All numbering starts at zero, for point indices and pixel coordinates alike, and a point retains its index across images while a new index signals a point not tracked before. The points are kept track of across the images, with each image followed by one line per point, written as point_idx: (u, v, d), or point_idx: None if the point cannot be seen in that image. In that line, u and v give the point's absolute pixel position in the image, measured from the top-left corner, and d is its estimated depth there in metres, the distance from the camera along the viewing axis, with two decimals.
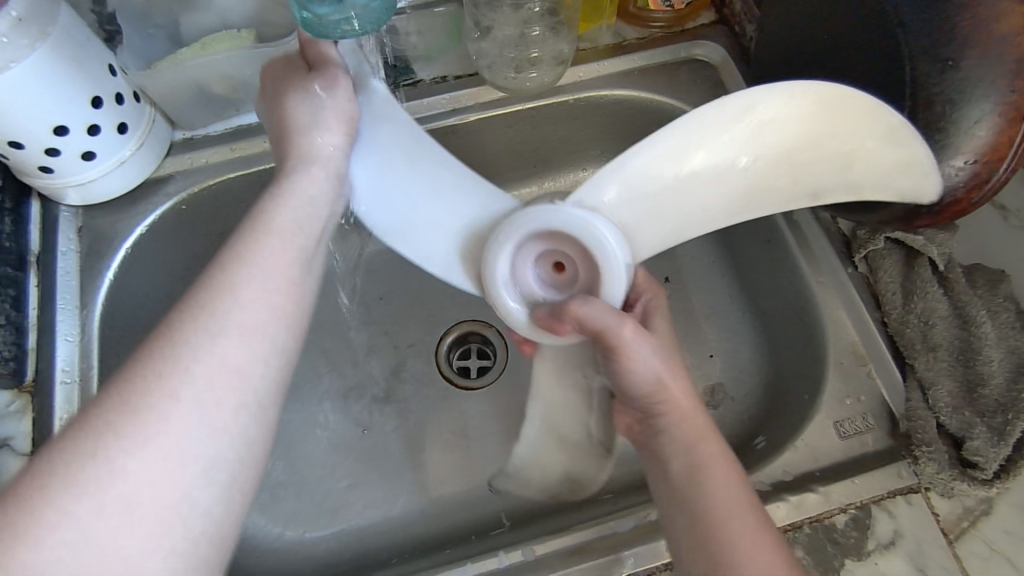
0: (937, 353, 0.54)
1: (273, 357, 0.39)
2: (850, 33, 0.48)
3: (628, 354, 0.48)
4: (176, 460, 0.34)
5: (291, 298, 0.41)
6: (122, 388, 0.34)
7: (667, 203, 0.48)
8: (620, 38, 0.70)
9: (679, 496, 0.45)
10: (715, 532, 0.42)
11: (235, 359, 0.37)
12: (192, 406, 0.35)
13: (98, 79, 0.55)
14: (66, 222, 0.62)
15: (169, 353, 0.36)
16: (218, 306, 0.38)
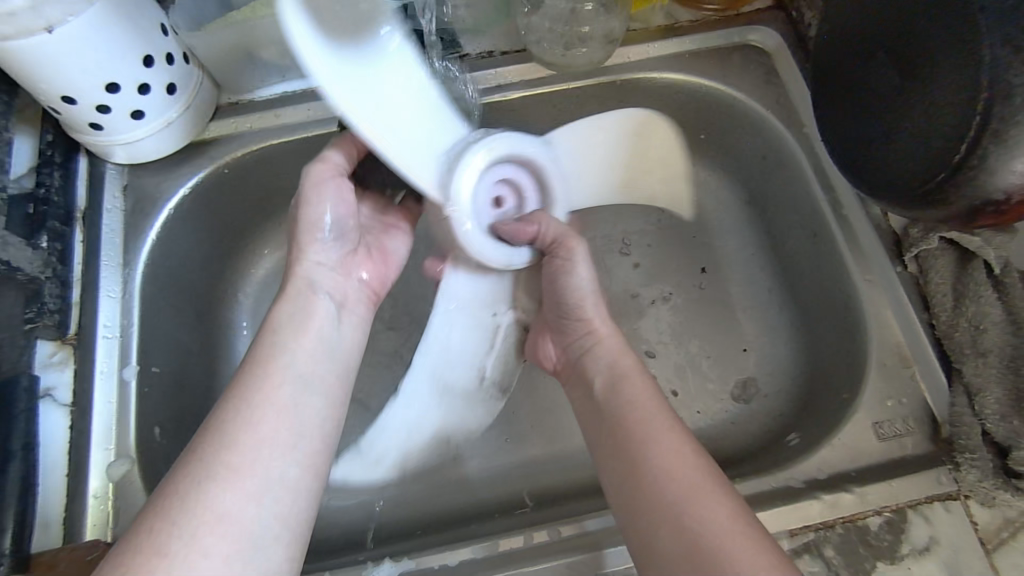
0: (986, 359, 0.52)
1: (297, 481, 0.42)
2: (922, 21, 0.46)
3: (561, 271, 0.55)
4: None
5: (302, 441, 0.43)
6: (141, 539, 0.37)
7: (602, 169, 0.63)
8: (673, 19, 0.68)
9: (614, 424, 0.47)
10: (636, 446, 0.44)
11: (252, 500, 0.40)
12: (214, 548, 0.37)
13: (152, 39, 0.55)
14: (113, 179, 0.63)
15: (185, 506, 0.38)
16: (227, 455, 0.40)
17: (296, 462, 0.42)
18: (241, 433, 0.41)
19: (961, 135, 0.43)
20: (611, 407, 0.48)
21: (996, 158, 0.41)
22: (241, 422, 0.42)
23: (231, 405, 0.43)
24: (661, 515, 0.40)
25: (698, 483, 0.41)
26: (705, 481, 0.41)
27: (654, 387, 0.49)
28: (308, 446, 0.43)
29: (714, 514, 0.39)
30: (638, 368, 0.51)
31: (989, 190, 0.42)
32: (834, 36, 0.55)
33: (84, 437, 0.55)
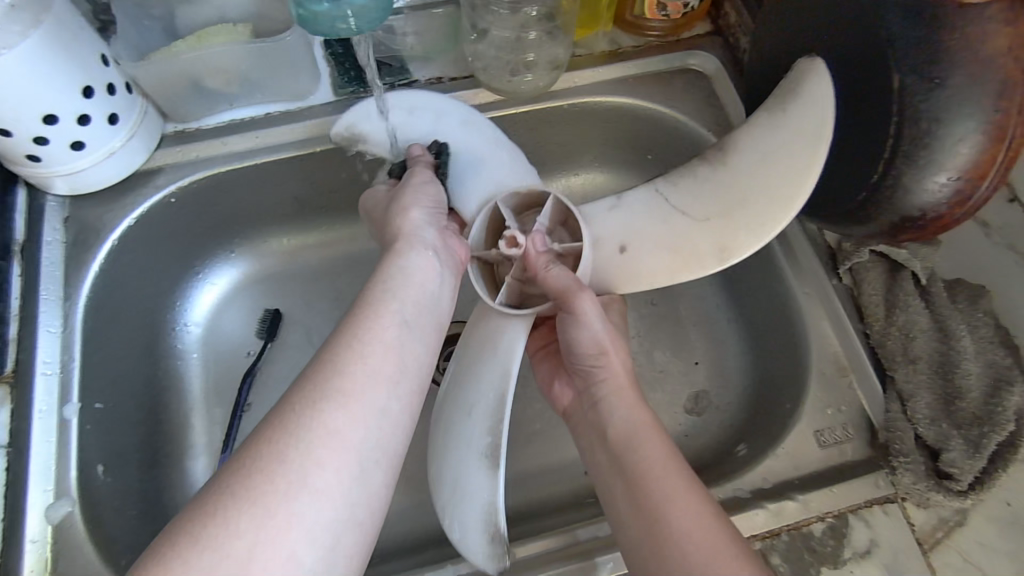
0: (917, 365, 0.55)
1: (393, 438, 0.39)
2: (837, 46, 0.48)
3: (580, 319, 0.51)
4: (304, 545, 0.34)
5: (405, 394, 0.40)
6: (251, 458, 0.35)
7: (681, 248, 0.53)
8: (617, 45, 0.70)
9: (624, 471, 0.45)
10: (641, 480, 0.43)
11: (361, 423, 0.37)
12: (315, 489, 0.35)
13: (91, 69, 0.55)
14: (53, 211, 0.62)
15: (298, 441, 0.36)
16: (330, 401, 0.37)
17: (398, 397, 0.39)
18: (349, 372, 0.38)
19: (880, 156, 0.46)
20: (616, 462, 0.46)
21: (911, 178, 0.44)
22: (347, 356, 0.39)
23: (339, 346, 0.39)
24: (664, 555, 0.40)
25: (711, 529, 0.40)
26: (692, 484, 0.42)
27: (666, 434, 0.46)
28: (408, 401, 0.40)
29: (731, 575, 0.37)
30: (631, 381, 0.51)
31: (907, 207, 0.45)
32: (765, 61, 0.58)
33: (21, 478, 0.53)
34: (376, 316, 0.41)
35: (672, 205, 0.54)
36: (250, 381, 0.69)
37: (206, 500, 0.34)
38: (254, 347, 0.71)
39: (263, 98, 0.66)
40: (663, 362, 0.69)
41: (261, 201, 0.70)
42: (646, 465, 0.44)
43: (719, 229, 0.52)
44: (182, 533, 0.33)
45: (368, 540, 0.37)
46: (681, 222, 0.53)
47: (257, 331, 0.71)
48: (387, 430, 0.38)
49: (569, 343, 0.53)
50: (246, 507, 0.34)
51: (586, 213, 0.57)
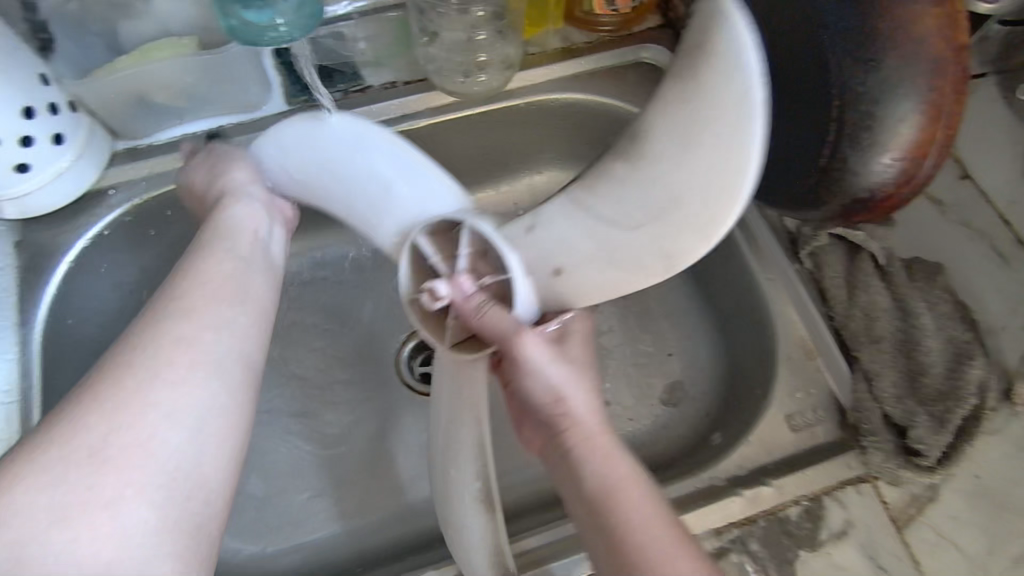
0: (880, 345, 0.55)
1: (236, 356, 0.41)
2: (778, 31, 0.49)
3: (534, 367, 0.47)
4: (169, 435, 0.36)
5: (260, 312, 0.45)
6: (112, 373, 0.37)
7: (623, 255, 0.44)
8: (569, 42, 0.70)
9: (588, 502, 0.43)
10: (609, 510, 0.42)
11: (209, 332, 0.41)
12: (178, 394, 0.37)
13: (30, 89, 0.54)
14: (3, 236, 0.60)
15: (145, 350, 0.38)
16: (183, 320, 0.40)
17: (243, 313, 0.44)
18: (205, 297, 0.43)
19: (826, 139, 0.46)
20: (577, 492, 0.44)
21: (857, 160, 0.44)
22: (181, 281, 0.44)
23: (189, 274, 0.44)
24: None
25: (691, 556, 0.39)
26: (678, 540, 0.40)
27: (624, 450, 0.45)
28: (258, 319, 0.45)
29: None
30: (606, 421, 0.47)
31: (856, 189, 0.45)
32: None
33: None
34: (205, 255, 0.46)
35: (612, 219, 0.44)
36: None
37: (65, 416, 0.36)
38: None
39: (211, 113, 0.64)
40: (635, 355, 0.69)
41: None
42: (631, 534, 0.40)
43: (657, 235, 0.41)
44: (42, 461, 0.33)
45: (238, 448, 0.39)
46: (611, 235, 0.44)
47: None
48: (236, 345, 0.42)
49: (523, 391, 0.49)
50: (108, 410, 0.36)
51: (505, 238, 0.49)
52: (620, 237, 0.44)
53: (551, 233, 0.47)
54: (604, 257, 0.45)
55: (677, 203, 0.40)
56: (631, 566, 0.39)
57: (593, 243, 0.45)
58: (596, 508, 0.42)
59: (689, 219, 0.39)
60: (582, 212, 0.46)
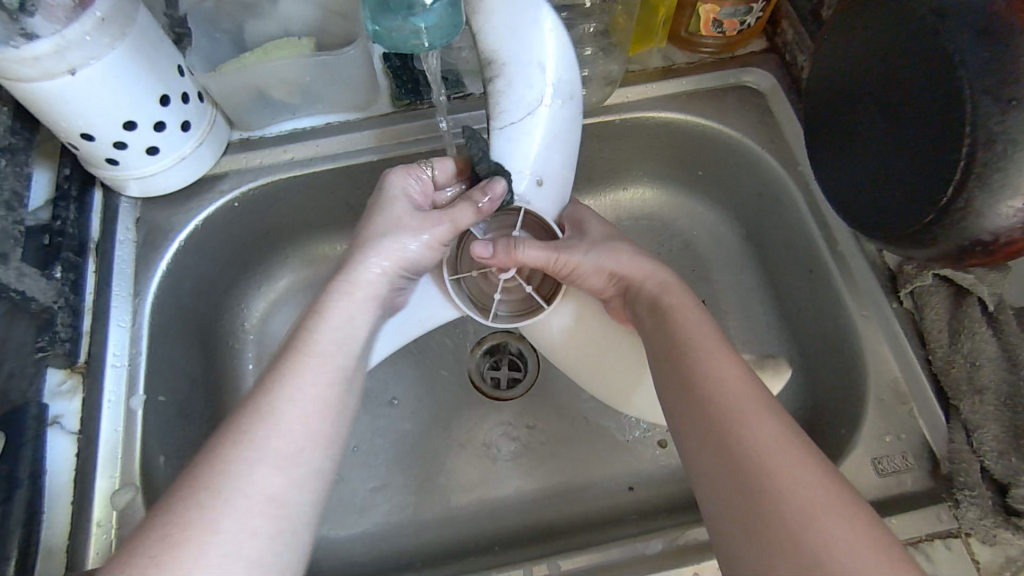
0: (983, 396, 0.52)
1: (325, 412, 0.43)
2: (899, 66, 0.48)
3: (573, 264, 0.56)
4: (226, 561, 0.36)
5: (334, 402, 0.44)
6: (184, 495, 0.37)
7: (569, 122, 0.58)
8: (670, 61, 0.70)
9: (683, 379, 0.46)
10: (700, 383, 0.45)
11: (290, 444, 0.41)
12: (241, 506, 0.38)
13: (168, 78, 0.58)
14: (125, 212, 0.65)
15: (213, 480, 0.38)
16: (260, 427, 0.40)
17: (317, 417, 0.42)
18: (280, 396, 0.42)
19: (950, 178, 0.44)
20: (677, 372, 0.47)
21: (983, 201, 0.42)
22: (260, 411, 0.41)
23: (276, 379, 0.43)
24: (744, 472, 0.40)
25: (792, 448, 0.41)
26: (763, 408, 0.43)
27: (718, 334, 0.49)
28: (308, 423, 0.42)
29: (825, 501, 0.38)
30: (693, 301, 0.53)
31: (979, 232, 0.43)
32: (823, 81, 0.57)
33: (89, 466, 0.55)
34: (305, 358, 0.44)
35: (521, 116, 0.56)
36: None
37: (132, 548, 0.36)
38: None
39: (323, 108, 0.69)
40: None
41: (318, 208, 0.72)
42: (719, 393, 0.44)
43: (543, 75, 0.55)
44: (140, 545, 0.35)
45: (302, 513, 0.40)
46: (550, 113, 0.56)
47: None
48: (311, 450, 0.41)
49: (579, 282, 0.58)
50: (145, 555, 0.35)
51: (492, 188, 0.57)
52: (568, 133, 0.58)
53: (508, 154, 0.56)
54: (556, 131, 0.57)
55: (534, 58, 0.55)
56: (725, 438, 0.42)
57: (551, 138, 0.57)
58: (693, 380, 0.46)
59: (566, 84, 0.56)
60: (528, 133, 0.56)
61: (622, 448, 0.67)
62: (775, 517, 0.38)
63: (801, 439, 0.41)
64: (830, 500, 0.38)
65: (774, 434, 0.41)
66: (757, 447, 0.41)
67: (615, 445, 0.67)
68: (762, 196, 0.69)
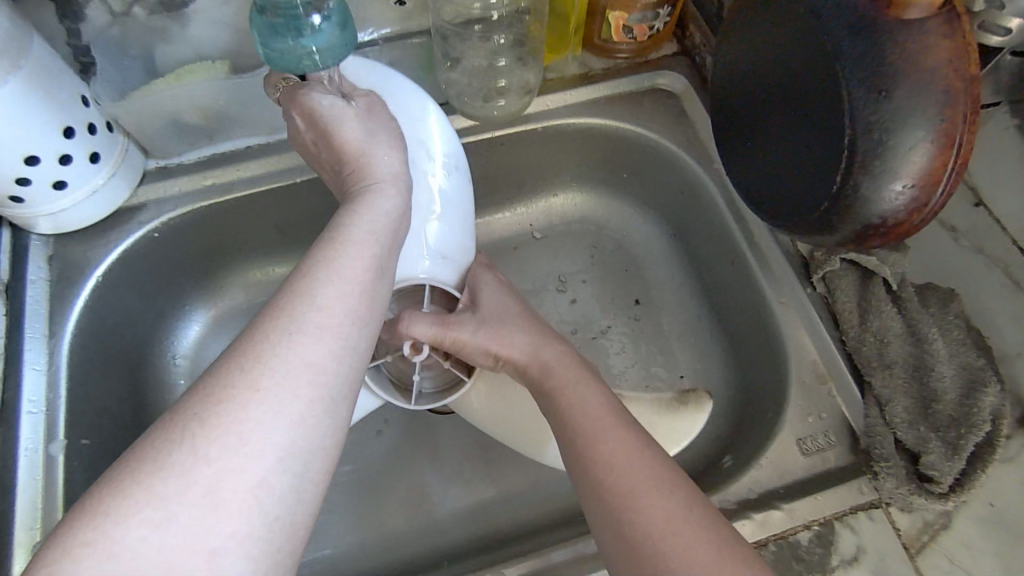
0: (892, 370, 0.55)
1: (365, 285, 0.38)
2: (788, 63, 0.50)
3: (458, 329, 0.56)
4: (272, 428, 0.32)
5: (375, 283, 0.39)
6: (163, 435, 0.31)
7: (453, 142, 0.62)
8: (587, 68, 0.72)
9: (581, 457, 0.46)
10: (597, 463, 0.45)
11: (308, 369, 0.34)
12: (284, 374, 0.33)
13: (71, 111, 0.56)
14: (37, 250, 0.63)
15: (255, 347, 0.34)
16: (302, 299, 0.36)
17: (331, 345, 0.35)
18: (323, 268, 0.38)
19: (838, 167, 0.47)
20: (576, 450, 0.47)
21: (869, 187, 0.45)
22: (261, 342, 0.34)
23: (284, 301, 0.36)
24: (634, 553, 0.40)
25: (687, 521, 0.41)
26: (661, 484, 0.43)
27: (617, 411, 0.49)
28: (349, 294, 0.37)
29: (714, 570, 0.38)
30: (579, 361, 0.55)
31: (869, 216, 0.46)
32: (727, 82, 0.59)
33: (7, 520, 0.52)
34: (316, 279, 0.37)
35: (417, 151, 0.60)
36: None
37: (177, 416, 0.32)
38: None
39: (241, 133, 0.68)
40: (646, 375, 0.70)
41: (245, 232, 0.71)
42: (613, 473, 0.44)
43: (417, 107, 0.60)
44: (103, 490, 0.30)
45: (345, 386, 0.36)
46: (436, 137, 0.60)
47: None
48: (322, 386, 0.34)
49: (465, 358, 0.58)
50: (182, 421, 0.32)
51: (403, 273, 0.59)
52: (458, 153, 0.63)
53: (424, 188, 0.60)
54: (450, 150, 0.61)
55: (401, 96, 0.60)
56: (620, 519, 0.42)
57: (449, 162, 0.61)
58: (590, 460, 0.45)
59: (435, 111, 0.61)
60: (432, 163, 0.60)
61: None
62: (633, 531, 0.41)
63: (695, 512, 0.41)
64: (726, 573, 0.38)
65: (669, 512, 0.41)
66: (648, 531, 0.40)
67: None
68: (684, 194, 0.71)
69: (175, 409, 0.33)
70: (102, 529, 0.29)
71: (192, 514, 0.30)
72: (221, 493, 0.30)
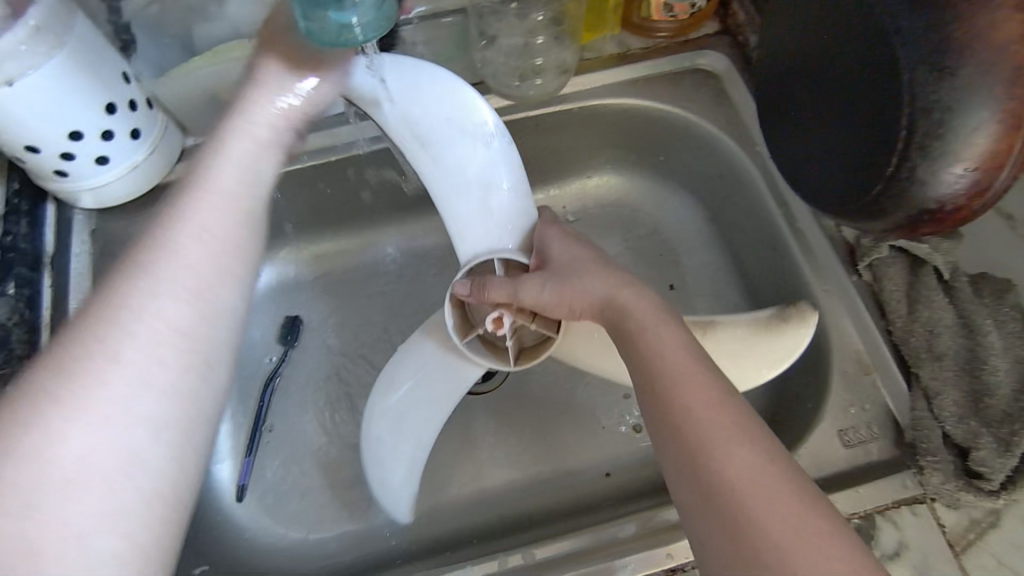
0: (942, 362, 0.53)
1: (237, 239, 0.40)
2: (839, 39, 0.48)
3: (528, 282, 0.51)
4: (137, 391, 0.34)
5: (245, 241, 0.41)
6: (17, 411, 0.32)
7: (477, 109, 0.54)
8: (625, 48, 0.70)
9: (653, 399, 0.41)
10: (675, 409, 0.39)
11: (152, 341, 0.36)
12: (147, 338, 0.36)
13: (113, 86, 0.57)
14: (81, 225, 0.64)
15: (98, 320, 0.35)
16: (155, 258, 0.38)
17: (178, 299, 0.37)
18: (171, 224, 0.39)
19: (894, 148, 0.45)
20: (651, 391, 0.41)
21: (926, 169, 0.43)
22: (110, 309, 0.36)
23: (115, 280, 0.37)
24: (718, 511, 0.35)
25: (781, 474, 0.35)
26: (750, 437, 0.37)
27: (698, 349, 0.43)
28: (221, 252, 0.39)
29: (807, 539, 0.33)
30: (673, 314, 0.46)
31: (924, 201, 0.44)
32: (773, 62, 0.57)
33: None
34: (167, 245, 0.38)
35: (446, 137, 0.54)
36: (271, 391, 0.69)
37: (20, 393, 0.33)
38: (275, 354, 0.72)
39: None
40: None
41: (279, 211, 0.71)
42: (693, 422, 0.38)
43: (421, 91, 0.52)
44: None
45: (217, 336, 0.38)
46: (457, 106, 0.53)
47: (278, 338, 0.72)
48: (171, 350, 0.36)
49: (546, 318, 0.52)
50: (45, 385, 0.33)
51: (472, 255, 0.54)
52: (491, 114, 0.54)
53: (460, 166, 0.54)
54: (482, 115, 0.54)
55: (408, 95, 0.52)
56: (699, 474, 0.36)
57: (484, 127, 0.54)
58: (664, 402, 0.40)
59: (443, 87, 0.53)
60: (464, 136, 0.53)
61: (597, 436, 0.67)
62: (729, 509, 0.34)
63: (785, 467, 0.36)
64: (822, 541, 0.33)
65: (749, 466, 0.35)
66: (733, 489, 0.35)
67: (590, 433, 0.67)
68: (723, 178, 0.69)
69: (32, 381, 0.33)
70: (2, 500, 0.30)
71: (54, 494, 0.31)
72: (83, 465, 0.32)
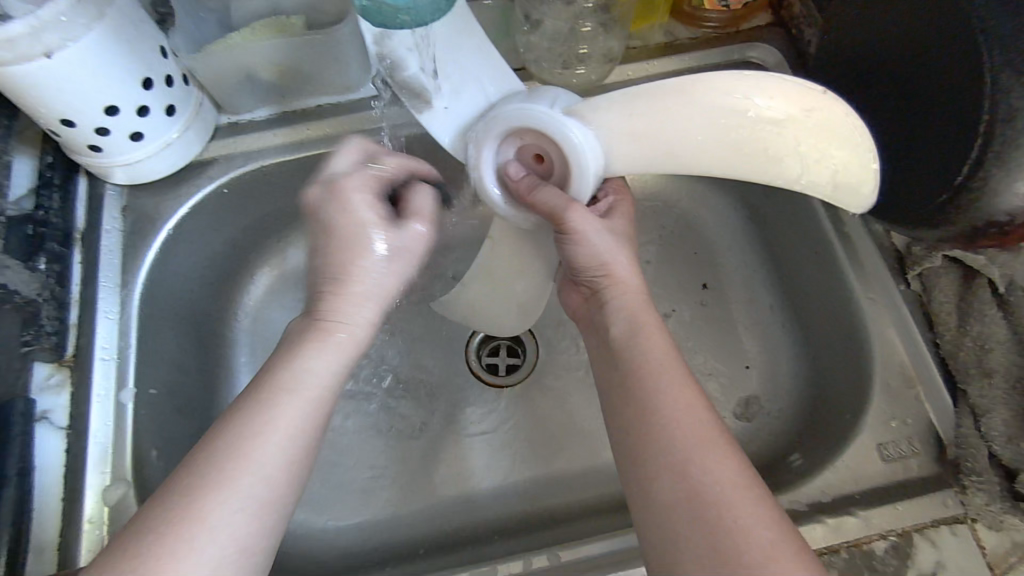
0: (992, 379, 0.51)
1: (333, 392, 0.44)
2: (917, 37, 0.46)
3: (581, 235, 0.50)
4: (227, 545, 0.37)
5: (318, 417, 0.42)
6: (132, 539, 0.37)
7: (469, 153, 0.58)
8: (673, 37, 0.68)
9: (623, 392, 0.44)
10: (642, 399, 0.42)
11: (242, 506, 0.38)
12: (246, 497, 0.39)
13: (151, 62, 0.56)
14: (112, 201, 0.63)
15: (205, 474, 0.39)
16: (253, 427, 0.40)
17: (275, 465, 0.40)
18: (296, 366, 0.43)
19: (965, 157, 0.43)
20: (626, 373, 0.44)
21: (1000, 181, 0.41)
22: (227, 465, 0.39)
23: (232, 430, 0.40)
24: (684, 506, 0.38)
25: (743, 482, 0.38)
26: (715, 444, 0.40)
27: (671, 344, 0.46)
28: (313, 409, 0.42)
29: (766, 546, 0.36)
30: (660, 328, 0.47)
31: (993, 212, 0.41)
32: (833, 63, 0.55)
33: (80, 460, 0.54)
34: (262, 414, 0.41)
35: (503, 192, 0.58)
36: None
37: (147, 524, 0.37)
38: None
39: (314, 92, 0.66)
40: (710, 363, 0.67)
41: (309, 193, 0.70)
42: (663, 422, 0.41)
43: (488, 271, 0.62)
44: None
45: (292, 496, 0.41)
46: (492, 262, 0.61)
47: None
48: (264, 518, 0.39)
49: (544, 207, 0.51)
50: (168, 510, 0.37)
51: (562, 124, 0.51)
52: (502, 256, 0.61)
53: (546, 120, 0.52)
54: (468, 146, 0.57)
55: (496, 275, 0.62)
56: (673, 464, 0.39)
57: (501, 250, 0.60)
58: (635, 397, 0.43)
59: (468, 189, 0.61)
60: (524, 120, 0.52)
61: None
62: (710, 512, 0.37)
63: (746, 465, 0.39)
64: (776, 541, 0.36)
65: (727, 473, 0.38)
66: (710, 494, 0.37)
67: None
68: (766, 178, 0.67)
69: (150, 506, 0.38)
70: None
71: None
72: None
